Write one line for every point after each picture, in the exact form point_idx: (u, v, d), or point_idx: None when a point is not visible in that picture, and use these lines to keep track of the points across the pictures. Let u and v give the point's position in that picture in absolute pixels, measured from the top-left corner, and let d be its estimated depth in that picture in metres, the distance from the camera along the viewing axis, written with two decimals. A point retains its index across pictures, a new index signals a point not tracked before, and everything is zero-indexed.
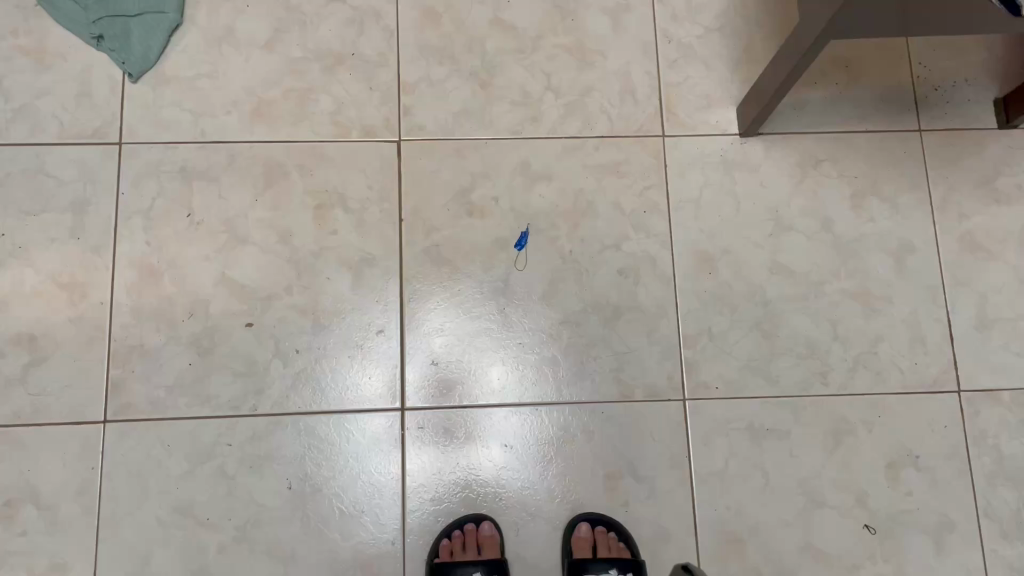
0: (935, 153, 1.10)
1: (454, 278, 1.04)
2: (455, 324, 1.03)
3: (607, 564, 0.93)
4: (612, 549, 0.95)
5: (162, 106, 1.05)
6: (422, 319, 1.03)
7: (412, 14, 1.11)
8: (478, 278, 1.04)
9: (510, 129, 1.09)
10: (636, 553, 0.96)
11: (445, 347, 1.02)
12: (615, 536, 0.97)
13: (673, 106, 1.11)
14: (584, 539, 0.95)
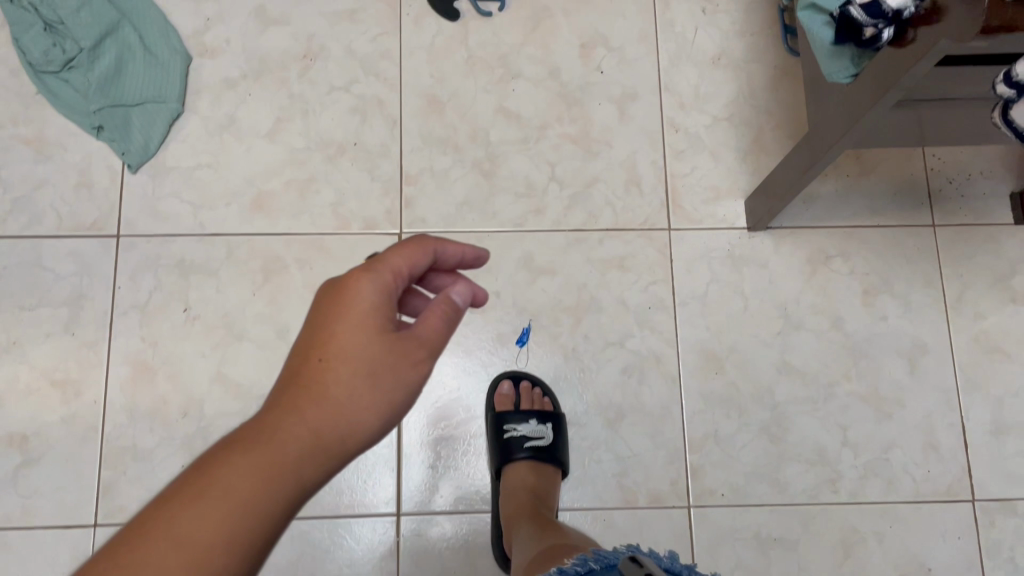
0: (950, 249, 1.07)
1: (447, 374, 1.03)
2: (449, 420, 1.01)
3: (527, 413, 0.96)
4: (535, 400, 1.00)
5: (161, 197, 1.04)
6: (415, 416, 1.01)
7: (416, 102, 1.10)
8: (471, 371, 1.03)
9: (513, 221, 1.07)
10: (558, 408, 1.01)
11: (445, 432, 1.01)
12: (540, 392, 1.01)
13: (679, 198, 1.08)
14: (507, 397, 1.00)
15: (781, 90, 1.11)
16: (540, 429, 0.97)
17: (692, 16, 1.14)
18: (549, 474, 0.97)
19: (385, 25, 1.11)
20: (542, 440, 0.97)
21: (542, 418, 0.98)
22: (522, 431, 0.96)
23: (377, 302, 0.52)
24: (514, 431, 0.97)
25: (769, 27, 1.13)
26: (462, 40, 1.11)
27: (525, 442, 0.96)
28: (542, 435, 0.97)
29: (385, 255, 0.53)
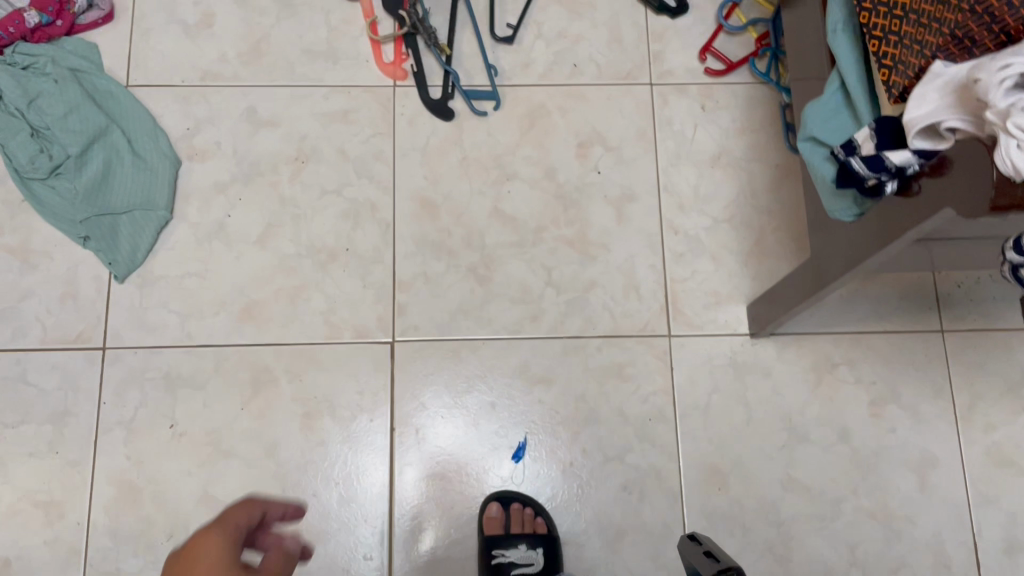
0: (960, 356, 1.04)
1: (432, 464, 1.00)
2: (441, 512, 0.98)
3: (517, 539, 0.94)
4: (525, 522, 0.97)
5: (149, 307, 1.02)
6: (406, 514, 0.98)
7: (409, 205, 1.07)
8: (456, 458, 1.00)
9: (508, 328, 1.04)
10: (552, 529, 0.97)
11: (437, 513, 0.98)
12: (531, 511, 0.98)
13: (679, 303, 1.05)
14: (496, 520, 0.97)
15: (783, 190, 1.09)
16: (530, 555, 0.95)
17: (691, 114, 1.12)
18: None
19: (379, 126, 1.10)
20: (531, 564, 0.96)
21: (533, 543, 0.95)
22: (510, 558, 0.95)
23: (224, 553, 0.51)
24: (503, 557, 0.95)
25: (769, 125, 1.11)
26: (456, 140, 1.10)
27: (513, 568, 0.95)
28: (531, 560, 0.95)
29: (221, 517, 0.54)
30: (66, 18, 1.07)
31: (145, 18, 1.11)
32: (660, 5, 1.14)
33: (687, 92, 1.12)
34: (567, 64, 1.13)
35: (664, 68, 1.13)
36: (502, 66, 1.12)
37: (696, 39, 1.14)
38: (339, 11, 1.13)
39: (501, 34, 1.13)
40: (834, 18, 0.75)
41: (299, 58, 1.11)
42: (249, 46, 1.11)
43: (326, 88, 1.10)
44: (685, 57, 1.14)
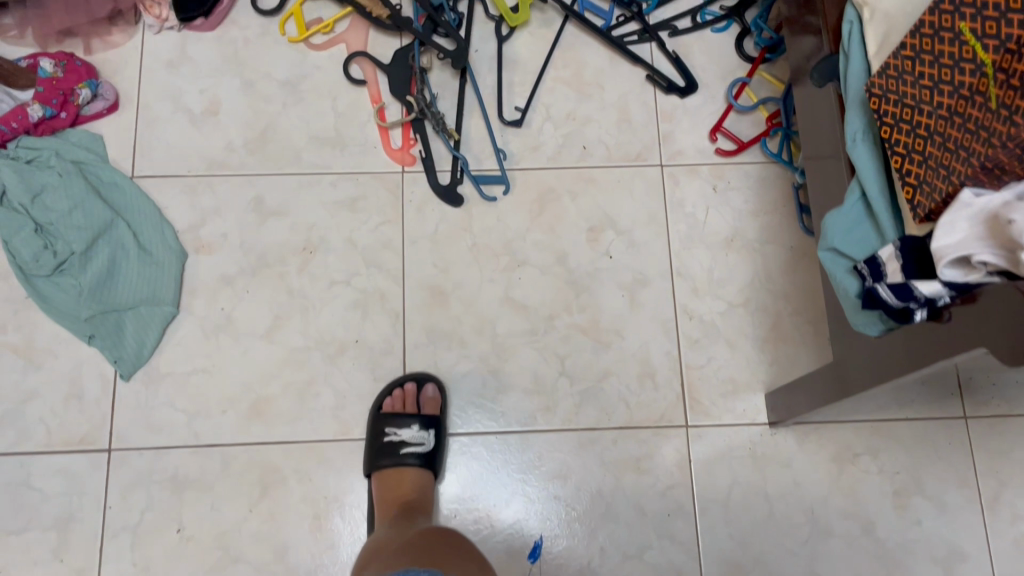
0: (983, 443, 1.01)
1: (453, 458, 1.00)
2: (476, 496, 0.99)
3: None
4: None
5: (154, 406, 1.00)
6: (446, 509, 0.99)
7: (419, 294, 1.06)
8: (474, 451, 1.00)
9: (521, 420, 1.01)
10: None
11: (473, 499, 0.99)
12: None
13: (696, 392, 1.03)
14: (410, 395, 0.99)
15: (799, 272, 1.07)
16: (421, 436, 0.97)
17: (703, 194, 1.10)
18: (432, 481, 0.97)
19: (387, 213, 1.08)
20: (423, 447, 0.97)
21: (425, 424, 0.97)
22: (401, 437, 0.96)
23: None
24: (395, 436, 0.96)
25: (782, 205, 1.09)
26: (466, 226, 1.08)
27: (405, 446, 0.96)
28: (423, 442, 0.97)
29: None
30: (70, 110, 1.06)
31: (149, 106, 1.10)
32: (669, 85, 1.12)
33: (698, 172, 1.11)
34: (576, 146, 1.12)
35: (674, 149, 1.12)
36: (510, 150, 1.12)
37: (706, 118, 1.13)
38: (345, 96, 1.12)
39: (509, 117, 1.12)
40: (853, 128, 0.74)
41: (306, 146, 1.10)
42: (255, 134, 1.10)
43: (334, 175, 1.09)
44: (695, 136, 1.12)
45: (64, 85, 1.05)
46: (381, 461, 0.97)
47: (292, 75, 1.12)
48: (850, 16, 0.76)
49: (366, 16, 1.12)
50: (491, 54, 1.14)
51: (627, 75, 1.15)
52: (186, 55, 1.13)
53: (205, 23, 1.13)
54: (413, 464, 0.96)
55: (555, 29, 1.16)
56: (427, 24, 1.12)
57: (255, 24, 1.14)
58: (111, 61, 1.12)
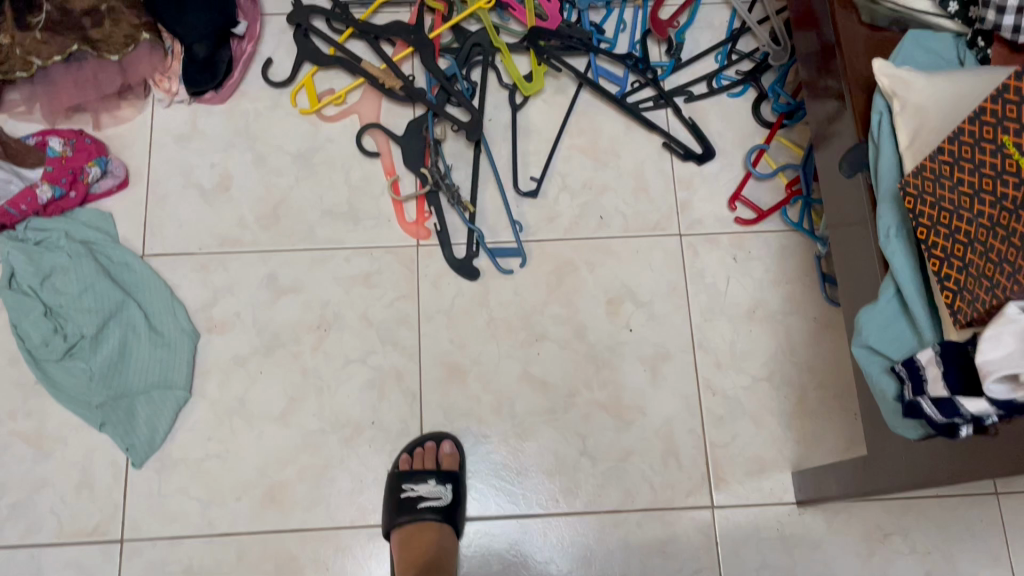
0: (1017, 520, 0.99)
1: (474, 518, 0.99)
2: (498, 555, 0.97)
3: None
4: None
5: (167, 494, 0.98)
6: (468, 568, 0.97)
7: (435, 371, 1.03)
8: (495, 511, 0.99)
9: (543, 502, 0.99)
10: None
11: (496, 559, 0.97)
12: None
13: (721, 470, 1.00)
14: (428, 452, 0.98)
15: (823, 344, 1.05)
16: (438, 490, 0.95)
17: (723, 265, 1.08)
18: (453, 537, 0.96)
19: (403, 288, 1.06)
20: (440, 501, 0.95)
21: (442, 478, 0.96)
22: (418, 492, 0.95)
23: None
24: (412, 491, 0.95)
25: (805, 275, 1.07)
26: (483, 301, 1.06)
27: (422, 502, 0.94)
28: (440, 496, 0.95)
29: None
30: (79, 188, 1.04)
31: (160, 182, 1.09)
32: (687, 152, 1.11)
33: (718, 241, 1.09)
34: (593, 216, 1.10)
35: (693, 217, 1.10)
36: (526, 221, 1.10)
37: (725, 185, 1.11)
38: (358, 169, 1.11)
39: (524, 187, 1.11)
40: (886, 223, 0.72)
41: (319, 220, 1.08)
42: (268, 209, 1.08)
43: (347, 250, 1.08)
44: (714, 204, 1.10)
45: (73, 163, 1.04)
46: (399, 517, 0.95)
47: (305, 147, 1.11)
48: (880, 107, 0.75)
49: (379, 87, 1.11)
50: (506, 123, 1.13)
51: (643, 142, 1.13)
52: (197, 128, 1.11)
53: (215, 95, 1.11)
54: (432, 519, 0.94)
55: (570, 96, 1.14)
56: (440, 94, 1.11)
57: (266, 96, 1.13)
58: (121, 136, 1.10)
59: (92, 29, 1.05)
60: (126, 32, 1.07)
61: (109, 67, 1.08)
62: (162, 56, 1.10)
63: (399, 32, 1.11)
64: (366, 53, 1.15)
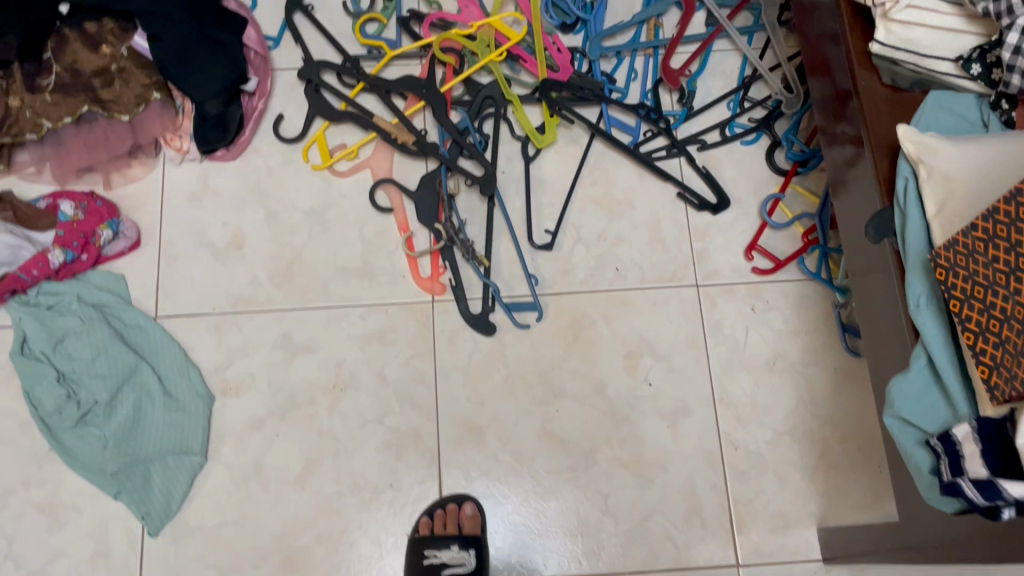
0: None
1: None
2: None
3: None
4: None
5: (184, 562, 0.96)
6: None
7: (453, 430, 1.02)
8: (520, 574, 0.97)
9: (565, 564, 0.97)
10: None
11: None
12: None
13: (745, 527, 0.99)
14: (450, 515, 0.97)
15: (845, 395, 1.03)
16: (461, 556, 0.94)
17: (741, 316, 1.07)
18: None
19: (418, 346, 1.05)
20: (464, 567, 0.95)
21: (464, 543, 0.94)
22: (442, 558, 0.94)
23: None
24: (435, 558, 0.94)
25: (824, 325, 1.06)
26: (500, 357, 1.05)
27: (445, 569, 0.94)
28: (463, 562, 0.94)
29: None
30: (91, 251, 1.03)
31: (172, 241, 1.08)
32: (701, 202, 1.10)
33: (736, 292, 1.08)
34: (608, 267, 1.09)
35: (710, 268, 1.09)
36: (542, 274, 1.09)
37: (741, 235, 1.10)
38: (372, 224, 1.10)
39: (539, 240, 1.10)
40: (916, 292, 0.71)
41: (333, 277, 1.07)
42: (281, 267, 1.08)
43: (362, 307, 1.06)
44: (730, 254, 1.09)
45: (85, 227, 1.03)
46: None
47: (317, 203, 1.10)
48: (905, 172, 0.74)
49: (391, 141, 1.10)
50: (519, 175, 1.13)
51: (657, 191, 1.12)
52: (209, 186, 1.10)
53: (227, 152, 1.11)
54: None
55: (582, 146, 1.14)
56: (453, 148, 1.10)
57: (277, 152, 1.12)
58: (132, 195, 1.10)
59: (102, 89, 1.07)
60: (137, 92, 1.07)
61: (120, 127, 1.07)
62: (173, 115, 1.10)
63: (412, 86, 1.11)
64: (377, 106, 1.14)
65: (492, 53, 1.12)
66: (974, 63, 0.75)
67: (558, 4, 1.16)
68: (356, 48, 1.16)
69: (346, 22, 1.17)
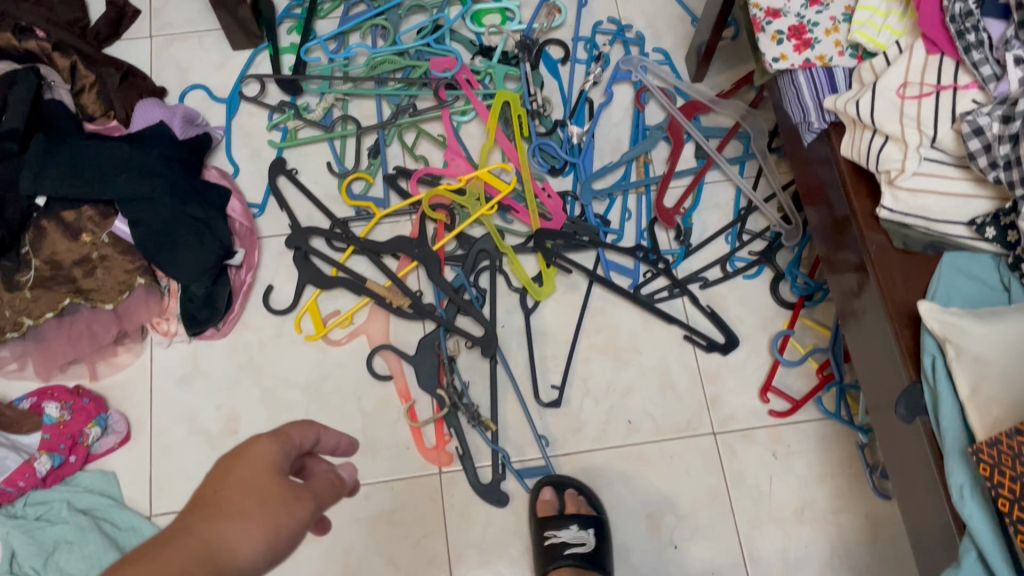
0: None
1: None
2: None
3: None
4: None
5: None
6: None
7: None
8: None
9: None
10: None
11: None
12: None
13: None
14: None
15: (881, 543, 0.98)
16: (582, 535, 0.95)
17: (763, 463, 1.02)
18: None
19: (429, 524, 1.00)
20: (586, 546, 0.95)
21: (583, 523, 0.95)
22: (562, 537, 0.94)
23: (272, 460, 0.52)
24: (555, 538, 0.95)
25: (849, 466, 1.02)
26: (516, 529, 0.99)
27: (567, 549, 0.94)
28: (584, 541, 0.95)
29: (282, 429, 0.55)
30: (79, 452, 0.99)
31: (164, 431, 1.04)
32: (710, 343, 1.06)
33: (754, 437, 1.04)
34: (621, 420, 1.04)
35: (725, 413, 1.05)
36: (552, 434, 1.04)
37: (754, 375, 1.06)
38: (371, 394, 1.05)
39: (546, 396, 1.05)
40: (957, 481, 0.67)
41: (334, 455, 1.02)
42: None
43: (367, 485, 1.01)
44: (744, 396, 1.06)
45: (72, 428, 0.98)
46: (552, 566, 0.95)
47: (313, 377, 1.06)
48: (931, 347, 0.71)
49: (386, 305, 1.06)
50: (519, 328, 1.09)
51: (663, 334, 1.09)
52: (199, 368, 1.06)
53: (217, 330, 1.07)
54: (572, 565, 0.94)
55: (581, 293, 1.10)
56: (450, 307, 1.07)
57: (269, 324, 1.08)
58: (120, 384, 1.06)
59: (83, 279, 1.03)
60: (120, 278, 1.03)
61: (104, 316, 1.03)
62: (159, 297, 1.06)
63: (403, 247, 1.08)
64: (369, 269, 1.11)
65: (483, 206, 1.10)
66: (988, 225, 0.73)
67: (545, 148, 1.14)
68: (344, 208, 1.14)
69: (331, 183, 1.15)
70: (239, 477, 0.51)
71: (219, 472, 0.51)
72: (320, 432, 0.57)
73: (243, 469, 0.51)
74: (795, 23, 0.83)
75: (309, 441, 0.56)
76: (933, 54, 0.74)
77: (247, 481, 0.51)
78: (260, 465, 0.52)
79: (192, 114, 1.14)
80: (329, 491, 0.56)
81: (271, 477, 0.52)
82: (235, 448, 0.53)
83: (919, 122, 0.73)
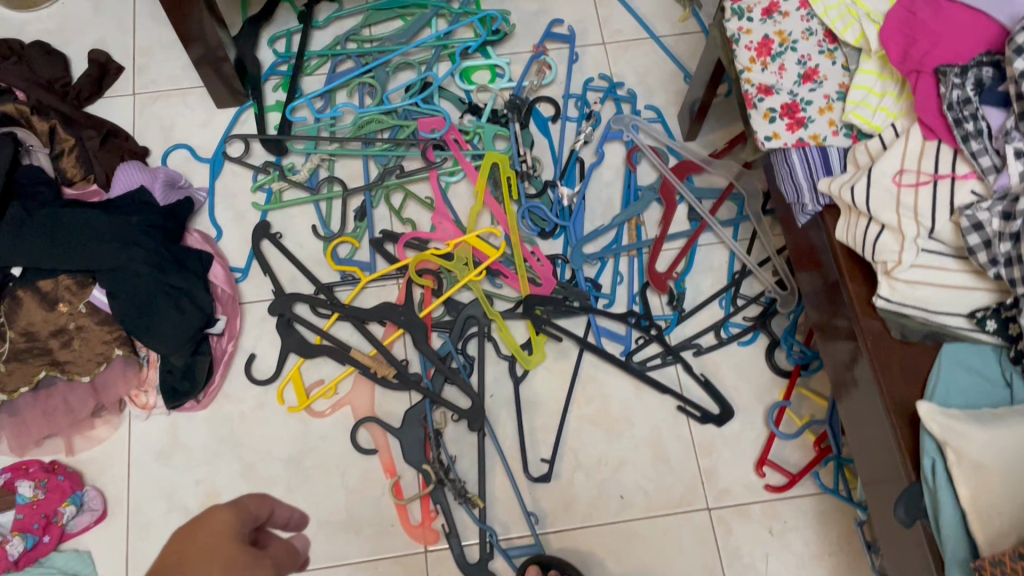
0: None
1: None
2: None
3: None
4: None
5: None
6: None
7: None
8: None
9: None
10: None
11: None
12: None
13: None
14: None
15: None
16: None
17: (759, 541, 0.99)
18: None
19: None
20: None
21: None
22: None
23: (231, 525, 0.53)
24: None
25: (847, 544, 0.99)
26: None
27: None
28: None
29: (241, 499, 0.56)
30: (54, 531, 0.95)
31: (141, 507, 1.01)
32: (704, 414, 1.03)
33: (750, 513, 1.01)
34: (612, 495, 1.01)
35: (720, 488, 1.02)
36: (541, 510, 1.01)
37: (749, 448, 1.04)
38: (355, 468, 1.02)
39: (535, 470, 1.02)
40: None
41: (317, 533, 0.99)
42: None
43: (350, 565, 0.98)
44: (739, 470, 1.03)
45: (46, 507, 0.95)
46: None
47: (295, 450, 1.03)
48: (930, 449, 0.68)
49: (371, 375, 1.03)
50: (508, 398, 1.06)
51: (656, 404, 1.06)
52: (179, 441, 1.04)
53: (197, 403, 1.04)
54: None
55: (572, 361, 1.07)
56: (436, 377, 1.04)
57: (250, 395, 1.06)
58: (97, 459, 1.03)
59: (60, 351, 1.00)
60: (97, 349, 1.00)
61: (81, 389, 1.01)
62: (137, 369, 1.04)
63: (388, 314, 1.04)
64: (354, 336, 1.08)
65: (470, 272, 1.07)
66: (989, 319, 0.70)
67: (535, 211, 1.12)
68: (329, 273, 1.12)
69: (316, 247, 1.13)
70: (202, 542, 0.51)
71: (180, 537, 0.51)
72: (273, 504, 0.59)
73: (203, 536, 0.52)
74: (788, 101, 0.81)
75: (264, 513, 0.58)
76: (930, 140, 0.71)
77: (211, 545, 0.51)
78: (219, 532, 0.52)
79: (175, 176, 1.12)
80: (284, 558, 0.59)
81: (232, 543, 0.52)
82: (193, 516, 0.53)
83: (916, 213, 0.70)
